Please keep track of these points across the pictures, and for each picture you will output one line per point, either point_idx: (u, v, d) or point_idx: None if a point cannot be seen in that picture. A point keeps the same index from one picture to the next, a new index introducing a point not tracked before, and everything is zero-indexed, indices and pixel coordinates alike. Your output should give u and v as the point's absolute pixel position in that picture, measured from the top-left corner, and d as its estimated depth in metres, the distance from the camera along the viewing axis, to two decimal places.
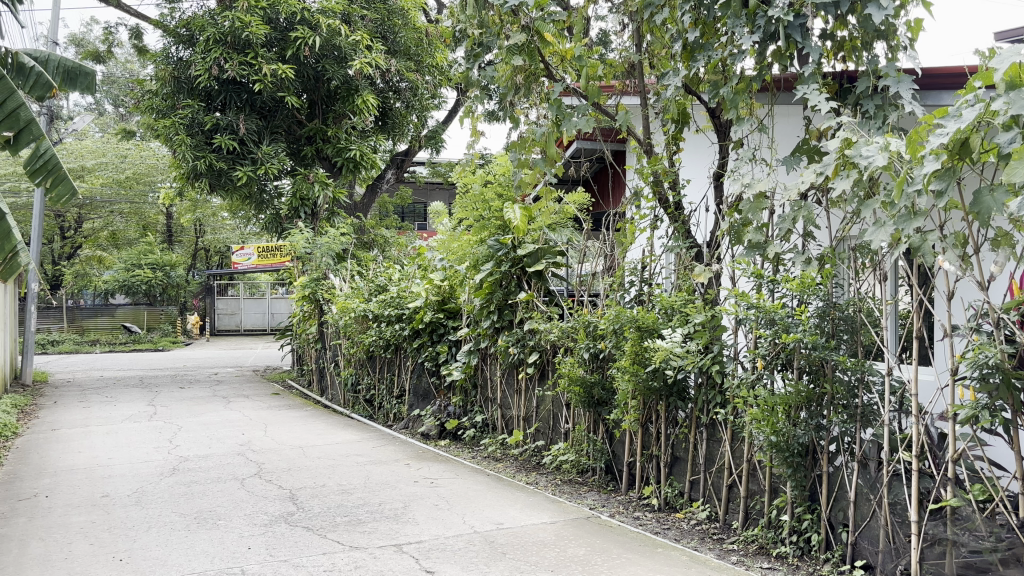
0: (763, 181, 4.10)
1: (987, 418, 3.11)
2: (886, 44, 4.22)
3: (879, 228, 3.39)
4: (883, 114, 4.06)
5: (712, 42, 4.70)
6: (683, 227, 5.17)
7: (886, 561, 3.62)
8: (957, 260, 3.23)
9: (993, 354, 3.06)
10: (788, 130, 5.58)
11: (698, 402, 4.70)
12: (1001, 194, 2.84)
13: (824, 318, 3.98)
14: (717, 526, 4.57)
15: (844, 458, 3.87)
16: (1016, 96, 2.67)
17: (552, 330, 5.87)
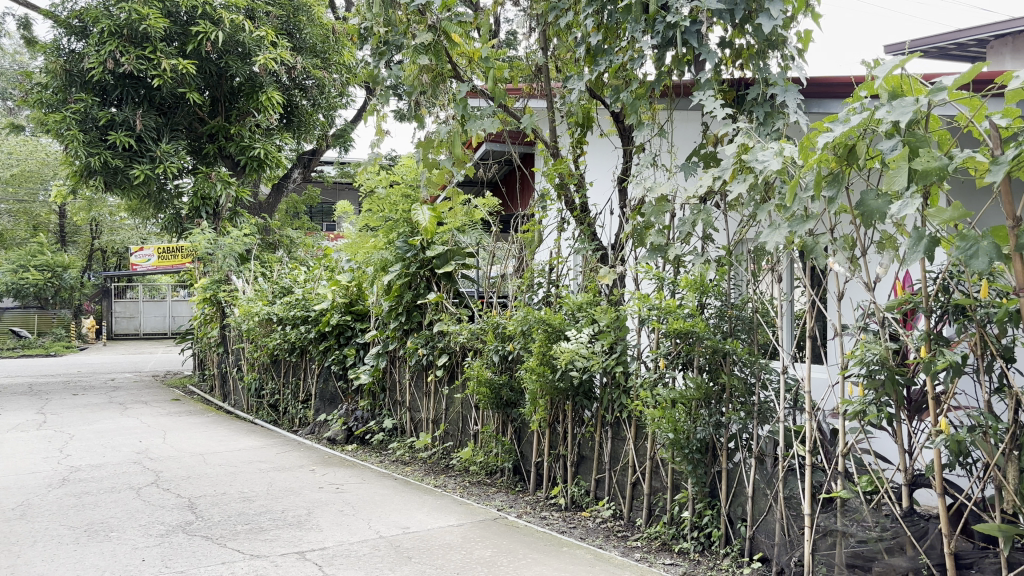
0: (664, 185, 4.22)
1: (873, 413, 3.25)
2: (778, 53, 4.38)
3: (773, 232, 3.51)
4: (772, 121, 4.23)
5: (614, 46, 4.79)
6: (589, 229, 5.23)
7: (781, 554, 3.73)
8: (846, 262, 3.36)
9: (878, 352, 3.20)
10: (686, 135, 5.73)
11: (604, 401, 4.77)
12: (885, 199, 2.97)
13: (722, 318, 4.12)
14: (622, 523, 4.65)
15: (743, 454, 3.99)
16: (898, 103, 2.80)
17: (460, 332, 5.87)
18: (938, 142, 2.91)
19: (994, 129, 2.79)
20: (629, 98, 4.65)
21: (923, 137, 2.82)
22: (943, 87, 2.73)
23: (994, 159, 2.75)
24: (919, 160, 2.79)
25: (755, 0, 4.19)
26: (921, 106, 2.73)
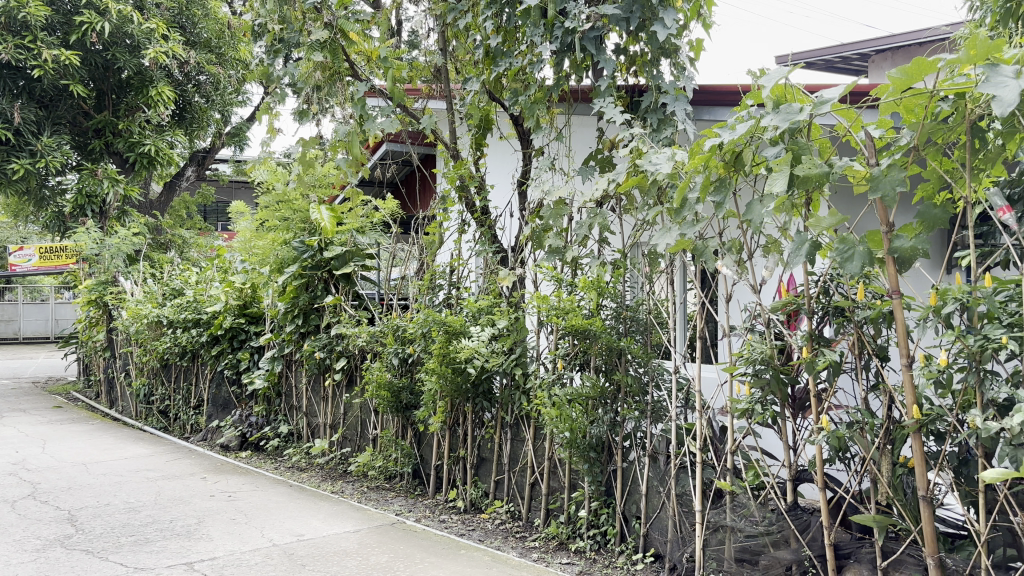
0: (561, 188, 4.28)
1: (759, 411, 3.36)
2: (671, 62, 4.50)
3: (666, 234, 3.60)
4: (664, 129, 4.35)
5: (514, 50, 4.84)
6: (489, 231, 5.24)
7: (674, 550, 3.82)
8: (734, 265, 3.49)
9: (763, 351, 3.32)
10: (583, 140, 5.81)
11: (503, 402, 4.80)
12: (769, 204, 3.08)
13: (618, 320, 4.21)
14: (520, 524, 4.68)
15: (637, 452, 4.08)
16: (781, 112, 2.90)
17: (359, 335, 5.79)
18: (819, 150, 3.04)
19: (869, 139, 2.94)
20: (528, 101, 4.70)
21: (804, 146, 2.93)
22: (823, 98, 2.85)
23: (869, 167, 2.88)
24: (801, 168, 2.90)
25: (649, 9, 4.29)
26: (802, 115, 2.84)
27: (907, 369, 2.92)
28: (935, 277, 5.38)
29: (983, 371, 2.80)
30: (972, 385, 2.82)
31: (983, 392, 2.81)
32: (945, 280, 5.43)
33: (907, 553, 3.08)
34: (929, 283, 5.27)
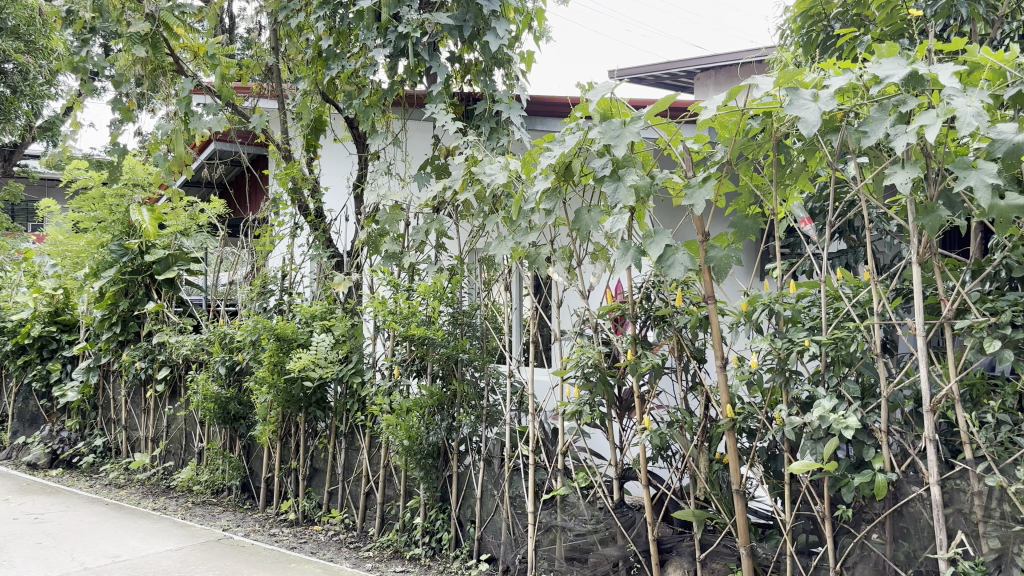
0: (398, 193, 4.23)
1: (588, 413, 3.48)
2: (504, 71, 4.58)
3: (500, 240, 3.66)
4: (497, 137, 4.43)
5: (348, 51, 4.78)
6: (324, 236, 5.12)
7: (507, 552, 3.87)
8: (565, 272, 3.59)
9: (592, 354, 3.43)
10: (419, 145, 5.80)
11: (337, 411, 4.71)
12: (596, 214, 3.19)
13: (455, 325, 4.23)
14: (354, 534, 4.61)
15: (472, 457, 4.10)
16: (607, 126, 3.01)
17: (184, 343, 5.51)
18: (642, 163, 3.18)
19: (688, 153, 3.10)
20: (361, 105, 4.66)
21: (629, 158, 3.06)
22: (645, 113, 2.99)
23: (687, 180, 3.05)
24: (625, 179, 3.03)
25: (481, 19, 4.43)
26: (627, 130, 2.96)
27: (721, 370, 3.11)
28: (746, 283, 5.73)
29: (789, 371, 3.02)
30: (779, 385, 3.04)
31: (788, 391, 3.04)
32: (754, 285, 5.80)
33: (724, 544, 3.26)
34: (740, 288, 5.61)
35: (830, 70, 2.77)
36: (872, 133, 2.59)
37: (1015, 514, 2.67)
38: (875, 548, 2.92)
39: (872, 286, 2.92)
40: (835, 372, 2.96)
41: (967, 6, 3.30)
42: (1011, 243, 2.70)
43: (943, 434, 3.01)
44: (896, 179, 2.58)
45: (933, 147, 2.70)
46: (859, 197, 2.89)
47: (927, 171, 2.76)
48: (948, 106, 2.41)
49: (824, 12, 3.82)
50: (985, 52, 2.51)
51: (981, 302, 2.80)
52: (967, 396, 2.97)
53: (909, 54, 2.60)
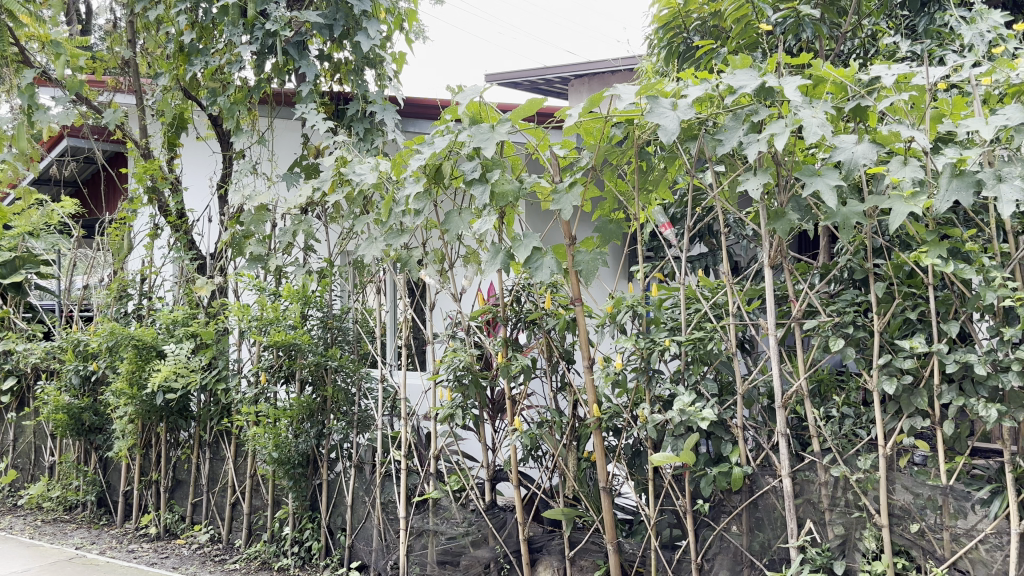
0: (264, 194, 4.12)
1: (460, 416, 3.48)
2: (375, 72, 4.52)
3: (370, 243, 3.61)
4: (371, 138, 4.37)
5: (211, 47, 4.61)
6: (186, 237, 4.92)
7: (378, 559, 3.81)
8: (437, 275, 3.57)
9: (463, 358, 3.43)
10: (287, 145, 5.66)
11: (201, 420, 4.55)
12: (466, 216, 3.19)
13: (324, 329, 4.16)
14: (219, 547, 4.46)
15: (343, 464, 4.03)
16: (476, 129, 3.01)
17: (32, 351, 5.18)
18: (511, 166, 3.20)
19: (555, 157, 3.15)
20: (226, 102, 4.52)
21: (497, 162, 3.07)
22: (513, 118, 3.01)
23: (555, 184, 3.09)
24: (494, 182, 3.04)
25: (352, 18, 4.37)
26: (495, 133, 2.97)
27: (588, 371, 3.17)
28: (613, 286, 5.87)
29: (651, 370, 3.12)
30: (642, 384, 3.14)
31: (652, 390, 3.14)
32: (619, 287, 5.94)
33: (591, 541, 3.33)
34: (606, 290, 5.73)
35: (689, 80, 2.86)
36: (726, 141, 2.71)
37: (857, 502, 2.86)
38: (733, 539, 3.05)
39: (728, 288, 3.05)
40: (695, 371, 3.08)
41: (814, 24, 3.48)
42: (852, 248, 2.87)
43: (794, 427, 3.18)
44: (748, 186, 2.71)
45: (782, 156, 2.85)
46: (716, 203, 3.01)
47: (776, 179, 2.91)
48: (795, 117, 2.55)
49: (683, 23, 3.89)
50: (829, 67, 2.67)
51: (827, 303, 2.98)
52: (815, 392, 3.16)
53: (761, 67, 2.73)
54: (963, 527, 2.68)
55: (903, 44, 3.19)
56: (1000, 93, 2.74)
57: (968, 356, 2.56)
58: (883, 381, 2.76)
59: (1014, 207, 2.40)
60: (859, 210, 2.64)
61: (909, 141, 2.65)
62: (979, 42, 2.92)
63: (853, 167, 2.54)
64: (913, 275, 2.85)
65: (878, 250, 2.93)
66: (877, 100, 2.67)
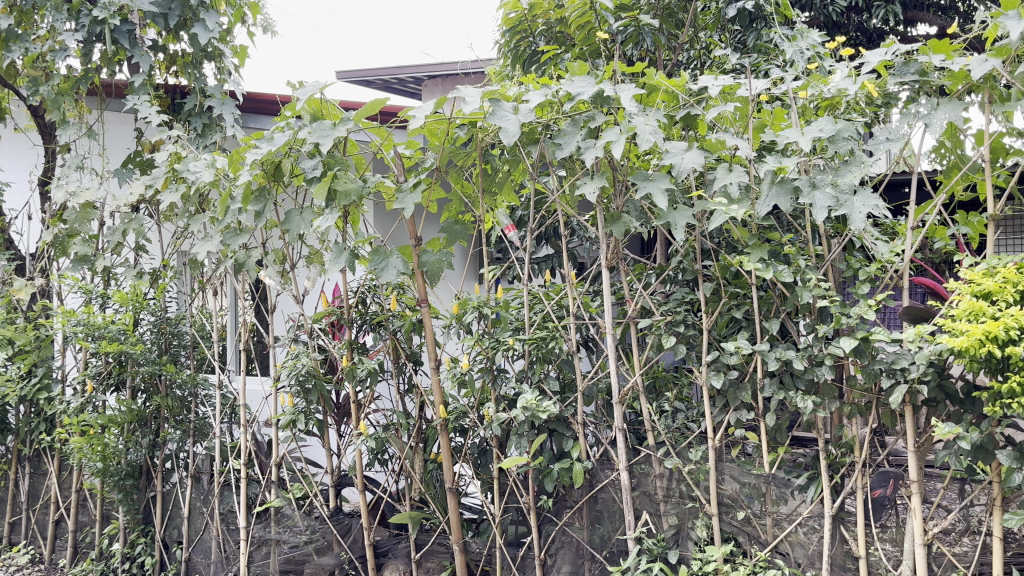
0: (90, 191, 3.88)
1: (304, 421, 3.38)
2: (215, 65, 4.35)
3: (206, 243, 3.47)
4: (209, 134, 4.21)
5: (32, 33, 4.30)
6: (3, 236, 4.58)
7: (217, 572, 3.65)
8: (277, 276, 3.47)
9: (305, 361, 3.34)
10: (119, 140, 5.37)
11: (19, 433, 4.24)
12: (308, 215, 3.11)
13: (156, 333, 3.96)
14: (41, 568, 4.20)
15: (179, 474, 3.88)
16: (317, 126, 2.94)
17: None
18: (354, 165, 3.14)
19: (399, 157, 3.12)
20: (49, 92, 4.24)
21: (339, 160, 3.01)
22: (355, 116, 2.96)
23: (399, 184, 3.07)
24: (336, 180, 2.98)
25: (188, 8, 4.18)
26: (337, 131, 2.91)
27: (434, 372, 3.16)
28: (460, 287, 5.89)
29: (496, 370, 3.15)
30: (487, 383, 3.16)
31: (497, 389, 3.17)
32: (466, 288, 5.94)
33: (438, 543, 3.35)
34: (452, 291, 5.72)
35: (530, 85, 2.91)
36: (565, 146, 2.78)
37: (689, 493, 3.01)
38: (574, 533, 3.14)
39: (569, 289, 3.13)
40: (538, 370, 3.14)
41: (651, 35, 3.62)
42: (684, 250, 3.01)
43: (631, 423, 3.30)
44: (585, 189, 2.79)
45: (619, 161, 2.95)
46: (558, 207, 3.08)
47: (613, 183, 3.01)
48: (630, 124, 2.65)
49: (529, 28, 3.95)
50: (661, 77, 2.78)
51: (661, 303, 3.11)
52: (651, 387, 3.29)
53: (598, 74, 2.82)
54: (785, 512, 2.86)
55: (732, 57, 3.37)
56: (815, 106, 2.93)
57: (786, 353, 2.73)
58: (712, 376, 2.91)
59: (826, 213, 2.59)
60: (688, 213, 2.77)
61: (734, 149, 2.81)
62: (798, 58, 3.12)
63: (683, 172, 2.66)
64: (739, 275, 3.02)
65: (707, 252, 3.09)
66: (705, 110, 2.82)
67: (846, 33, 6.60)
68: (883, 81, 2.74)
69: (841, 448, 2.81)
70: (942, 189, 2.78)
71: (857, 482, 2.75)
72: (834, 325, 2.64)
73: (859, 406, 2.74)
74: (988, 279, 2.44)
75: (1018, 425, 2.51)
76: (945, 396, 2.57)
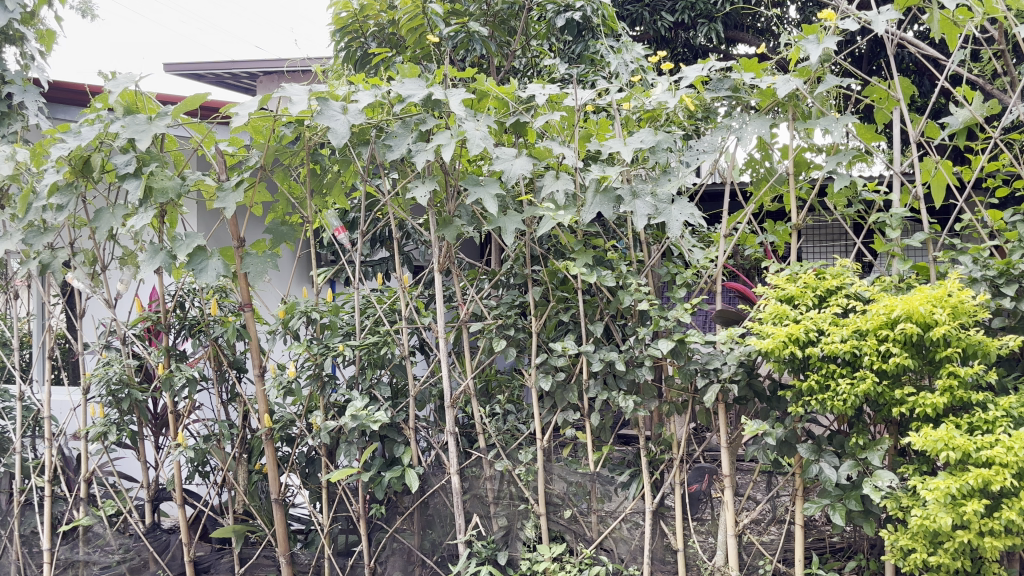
0: None
1: (116, 434, 3.15)
2: (16, 48, 4.01)
3: (4, 242, 3.19)
4: (8, 124, 3.88)
5: None
6: None
7: None
8: (87, 278, 3.23)
9: (118, 369, 3.11)
10: None
11: None
12: (121, 213, 2.92)
13: None
14: None
15: None
16: (130, 120, 2.76)
17: None
18: (172, 162, 2.98)
19: (221, 155, 2.98)
20: None
21: (155, 157, 2.85)
22: (173, 111, 2.81)
23: (220, 183, 2.94)
24: (150, 177, 2.82)
25: None
26: (153, 126, 2.75)
27: (259, 379, 3.04)
28: (285, 290, 5.71)
29: (324, 377, 3.06)
30: (315, 391, 3.07)
31: (325, 396, 3.08)
32: (292, 291, 5.78)
33: (264, 556, 3.23)
34: (277, 294, 5.54)
35: (359, 85, 2.86)
36: (395, 148, 2.76)
37: (519, 495, 3.05)
38: (404, 540, 3.10)
39: (401, 293, 3.11)
40: (368, 376, 3.10)
41: (481, 41, 3.67)
42: (514, 255, 3.06)
43: (463, 427, 3.31)
44: (415, 192, 2.77)
45: (449, 165, 2.95)
46: (389, 210, 3.05)
47: (444, 187, 3.01)
48: (460, 129, 2.66)
49: (360, 29, 3.86)
50: (491, 83, 2.81)
51: (491, 308, 3.14)
52: (482, 390, 3.33)
53: (428, 77, 2.81)
54: (608, 509, 2.95)
55: (559, 66, 3.45)
56: (637, 117, 3.04)
57: (610, 355, 2.81)
58: (540, 378, 2.97)
59: (646, 221, 2.69)
60: (517, 219, 2.81)
61: (561, 156, 2.88)
62: (622, 70, 3.23)
63: (513, 178, 2.69)
64: (566, 280, 3.09)
65: (536, 257, 3.15)
66: (533, 117, 2.87)
67: (672, 48, 6.97)
68: (700, 95, 2.87)
69: (660, 446, 2.94)
70: (752, 199, 2.95)
71: (676, 478, 2.87)
72: (653, 327, 2.74)
73: (677, 404, 2.87)
74: (790, 285, 2.61)
75: (817, 420, 2.71)
76: (754, 395, 2.73)
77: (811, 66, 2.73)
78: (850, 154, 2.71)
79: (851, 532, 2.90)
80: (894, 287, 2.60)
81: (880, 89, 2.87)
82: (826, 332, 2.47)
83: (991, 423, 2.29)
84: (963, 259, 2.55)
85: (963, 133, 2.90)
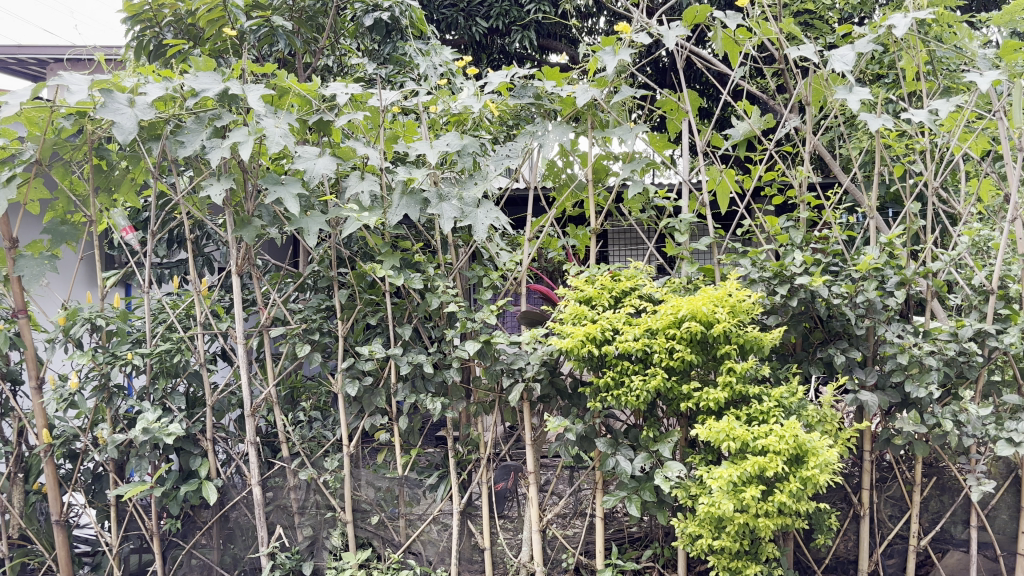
0: None
1: None
2: None
3: None
4: None
5: None
6: None
7: None
8: None
9: None
10: None
11: None
12: None
13: None
14: None
15: None
16: None
17: None
18: None
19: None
20: None
21: None
22: None
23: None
24: None
25: None
26: None
27: (36, 392, 2.79)
28: (66, 295, 5.26)
29: (112, 388, 2.85)
30: (101, 403, 2.86)
31: (113, 407, 2.87)
32: (75, 296, 5.33)
33: None
34: (58, 300, 5.09)
35: (148, 76, 2.69)
36: (187, 143, 2.62)
37: (326, 503, 2.98)
38: (203, 556, 2.96)
39: (197, 297, 2.95)
40: (161, 385, 2.92)
41: (286, 37, 3.55)
42: (319, 258, 2.98)
43: (266, 436, 3.19)
44: (209, 191, 2.64)
45: (249, 163, 2.83)
46: (183, 210, 2.89)
47: (243, 186, 2.89)
48: (258, 126, 2.55)
49: (153, 17, 3.58)
50: (291, 80, 2.72)
51: (296, 312, 3.05)
52: (288, 397, 3.23)
53: (224, 71, 2.68)
54: (417, 512, 2.94)
55: (366, 65, 3.39)
56: (444, 120, 3.04)
57: (417, 357, 2.80)
58: (346, 382, 2.91)
59: (451, 224, 2.69)
60: (321, 220, 2.74)
61: (365, 157, 2.83)
62: (429, 73, 3.22)
63: (316, 179, 2.63)
64: (374, 283, 3.05)
65: (342, 259, 3.08)
66: (337, 116, 2.81)
67: (488, 53, 7.08)
68: (505, 100, 2.91)
69: (467, 447, 2.97)
70: (555, 203, 3.03)
71: (482, 477, 2.91)
72: (460, 329, 2.75)
73: (484, 404, 2.91)
74: (589, 286, 2.70)
75: (614, 416, 2.82)
76: (557, 393, 2.81)
77: (609, 76, 2.83)
78: (643, 162, 2.84)
79: (648, 522, 3.05)
80: (683, 288, 2.75)
81: (671, 101, 3.02)
82: (621, 331, 2.57)
83: (765, 413, 2.47)
84: (744, 261, 2.73)
85: (744, 144, 3.10)
